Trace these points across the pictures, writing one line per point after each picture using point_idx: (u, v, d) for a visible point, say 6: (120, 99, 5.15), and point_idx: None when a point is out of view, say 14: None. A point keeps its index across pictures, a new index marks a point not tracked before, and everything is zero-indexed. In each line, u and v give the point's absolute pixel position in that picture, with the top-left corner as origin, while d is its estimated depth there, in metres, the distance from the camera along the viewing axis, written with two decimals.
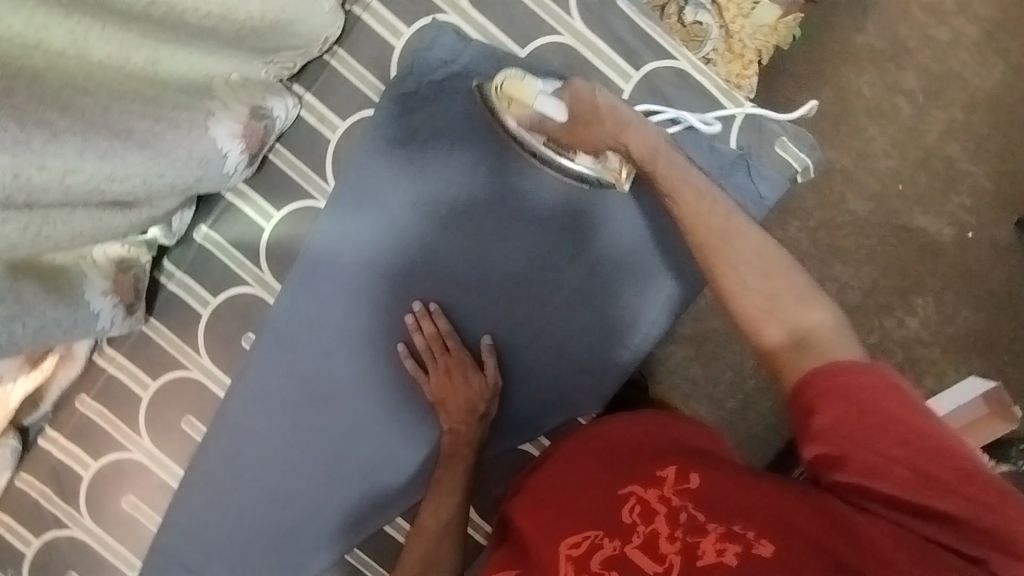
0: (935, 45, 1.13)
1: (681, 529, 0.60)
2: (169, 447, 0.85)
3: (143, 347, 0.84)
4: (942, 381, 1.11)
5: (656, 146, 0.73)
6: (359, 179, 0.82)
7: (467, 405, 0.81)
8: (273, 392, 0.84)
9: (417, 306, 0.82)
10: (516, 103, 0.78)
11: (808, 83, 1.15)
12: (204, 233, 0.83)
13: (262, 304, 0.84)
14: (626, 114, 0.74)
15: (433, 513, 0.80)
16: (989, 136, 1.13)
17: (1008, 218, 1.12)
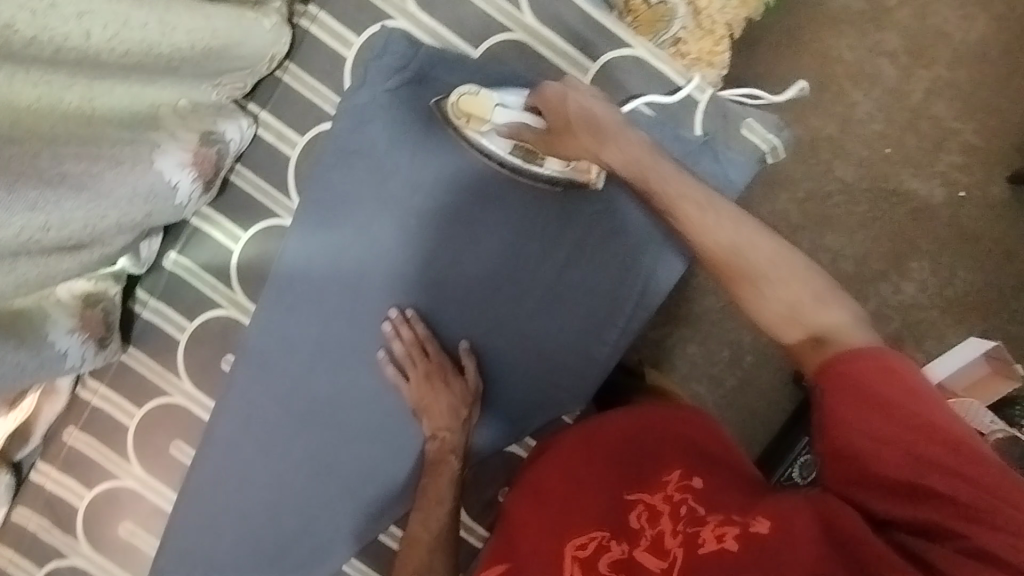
0: (914, 2, 1.11)
1: (682, 524, 0.64)
2: (159, 473, 0.86)
3: (125, 376, 0.84)
4: (942, 343, 1.10)
5: (644, 159, 0.68)
6: (323, 195, 0.81)
7: (450, 410, 0.80)
8: (255, 413, 0.84)
9: (394, 313, 0.82)
10: (474, 117, 0.77)
11: (784, 54, 1.13)
12: (173, 259, 0.83)
13: (238, 324, 0.84)
14: (607, 128, 0.69)
15: (424, 522, 0.79)
16: (976, 90, 1.10)
17: (1001, 173, 1.10)
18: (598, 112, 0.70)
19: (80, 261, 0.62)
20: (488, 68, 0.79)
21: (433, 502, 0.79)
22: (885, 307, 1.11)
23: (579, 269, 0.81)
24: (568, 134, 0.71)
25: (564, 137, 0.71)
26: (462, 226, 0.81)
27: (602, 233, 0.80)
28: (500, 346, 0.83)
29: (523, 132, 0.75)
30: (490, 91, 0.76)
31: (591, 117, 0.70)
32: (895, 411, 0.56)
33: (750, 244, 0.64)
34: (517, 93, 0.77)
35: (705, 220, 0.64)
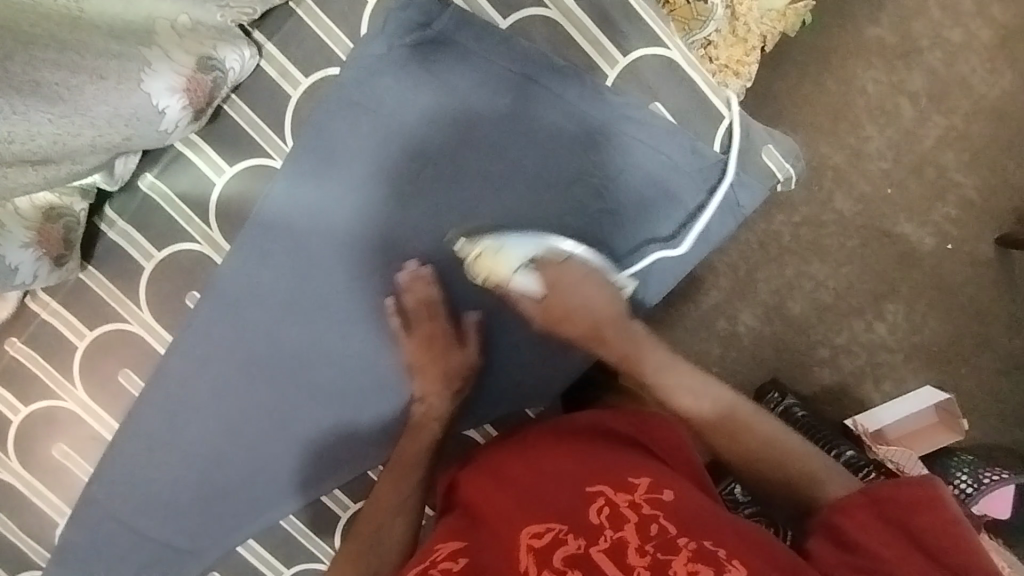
0: (947, 45, 1.10)
1: (652, 543, 0.53)
2: (104, 399, 0.82)
3: (79, 295, 0.80)
4: (899, 388, 1.12)
5: (646, 353, 0.73)
6: (319, 142, 0.77)
7: (444, 378, 0.77)
8: (215, 355, 0.81)
9: (412, 265, 0.77)
10: (493, 277, 0.74)
11: (811, 75, 1.11)
12: (149, 182, 0.78)
13: (209, 261, 0.80)
14: (610, 299, 0.73)
15: (393, 483, 0.75)
16: (986, 146, 1.10)
17: (990, 233, 1.10)
18: (593, 296, 0.73)
19: (47, 176, 0.58)
20: (513, 43, 0.75)
21: (405, 467, 0.76)
22: (854, 343, 1.12)
23: None
24: (568, 307, 0.72)
25: (562, 308, 0.73)
26: (458, 203, 0.77)
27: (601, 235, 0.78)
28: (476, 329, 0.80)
29: (528, 302, 0.74)
30: (507, 253, 0.73)
31: (590, 307, 0.72)
32: (896, 514, 0.55)
33: (762, 435, 0.68)
34: (533, 243, 0.74)
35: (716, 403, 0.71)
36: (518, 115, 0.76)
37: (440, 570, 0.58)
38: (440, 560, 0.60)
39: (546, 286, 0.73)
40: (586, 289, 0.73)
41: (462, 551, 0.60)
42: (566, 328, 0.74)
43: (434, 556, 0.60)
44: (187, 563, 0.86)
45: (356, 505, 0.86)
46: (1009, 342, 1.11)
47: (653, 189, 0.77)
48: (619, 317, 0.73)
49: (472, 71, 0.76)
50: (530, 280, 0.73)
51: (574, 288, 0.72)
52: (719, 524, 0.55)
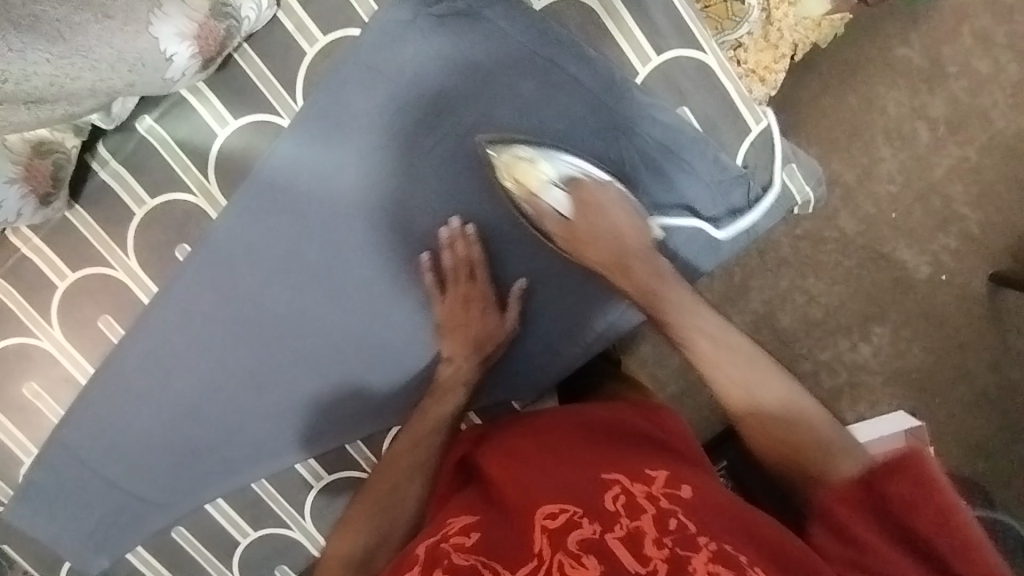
0: (973, 76, 1.16)
1: (670, 536, 0.50)
2: (82, 344, 0.79)
3: (64, 233, 0.76)
4: (874, 410, 1.16)
5: (662, 288, 0.67)
6: (331, 106, 0.74)
7: (475, 341, 0.76)
8: (201, 312, 0.79)
9: (455, 222, 0.75)
10: (523, 184, 0.71)
11: (835, 86, 1.17)
12: (147, 125, 0.74)
13: (203, 216, 0.77)
14: (629, 223, 0.69)
15: (413, 441, 0.73)
16: (994, 182, 1.16)
17: (985, 269, 1.15)
18: (617, 219, 0.69)
19: (37, 114, 0.56)
20: (546, 27, 0.72)
21: (431, 427, 0.74)
22: (837, 362, 1.16)
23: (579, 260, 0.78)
24: (592, 227, 0.69)
25: (584, 230, 0.69)
26: (470, 184, 0.75)
27: None
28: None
29: (551, 219, 0.71)
30: (546, 163, 0.71)
31: (616, 235, 0.69)
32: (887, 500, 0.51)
33: (795, 407, 0.60)
34: (571, 162, 0.71)
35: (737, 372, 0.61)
36: (541, 103, 0.74)
37: (453, 543, 0.56)
38: (453, 535, 0.58)
39: (578, 204, 0.70)
40: (613, 219, 0.69)
41: (475, 526, 0.58)
42: (587, 253, 0.69)
43: (448, 529, 0.59)
44: (153, 513, 0.85)
45: (330, 475, 0.86)
46: (988, 377, 1.15)
47: (658, 184, 0.75)
48: (646, 252, 0.69)
49: (500, 51, 0.72)
50: (563, 194, 0.70)
51: (603, 212, 0.69)
52: (743, 525, 0.53)
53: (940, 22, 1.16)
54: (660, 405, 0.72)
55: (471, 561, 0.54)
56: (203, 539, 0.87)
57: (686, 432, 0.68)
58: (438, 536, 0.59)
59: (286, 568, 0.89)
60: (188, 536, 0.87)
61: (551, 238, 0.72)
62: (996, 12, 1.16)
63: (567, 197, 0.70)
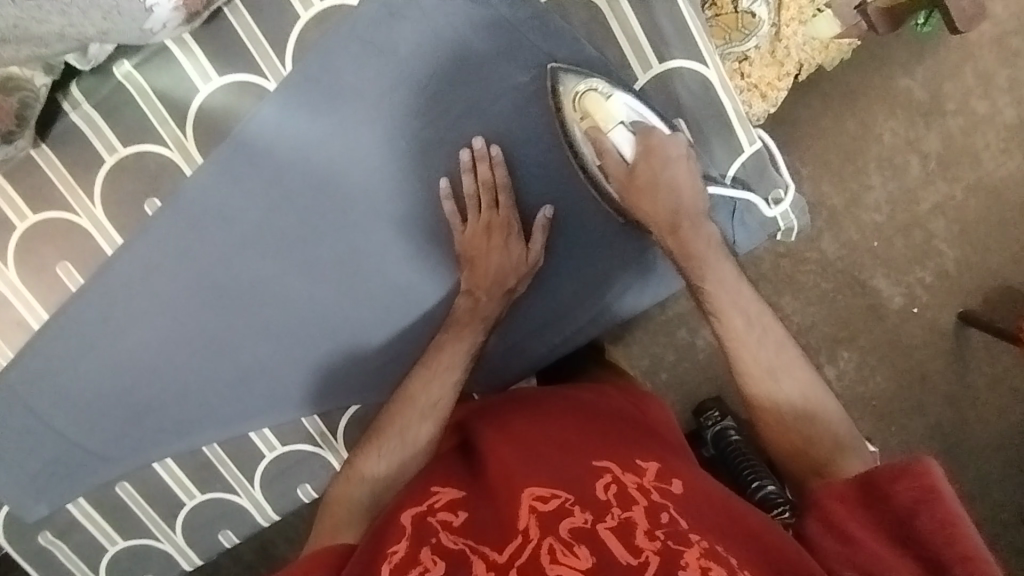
0: (969, 115, 1.17)
1: (662, 529, 0.54)
2: (37, 288, 0.76)
3: (28, 171, 0.73)
4: None
5: (704, 253, 0.69)
6: (322, 72, 0.71)
7: (498, 274, 0.73)
8: (166, 269, 0.77)
9: (478, 142, 0.72)
10: (593, 119, 0.70)
11: (834, 109, 1.17)
12: (126, 71, 0.70)
13: (177, 171, 0.74)
14: (685, 181, 0.70)
15: (426, 384, 0.72)
16: (975, 222, 1.18)
17: (955, 306, 1.17)
18: (678, 176, 0.70)
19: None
20: (550, 21, 0.70)
21: (444, 367, 0.73)
22: None
23: (554, 259, 0.77)
24: (652, 181, 0.70)
25: (642, 180, 0.70)
26: (455, 170, 0.74)
27: (587, 244, 0.77)
28: (440, 298, 0.78)
29: (612, 159, 0.71)
30: (616, 102, 0.70)
31: (672, 191, 0.70)
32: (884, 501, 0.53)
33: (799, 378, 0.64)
34: (637, 109, 0.71)
35: (743, 333, 0.65)
36: (538, 96, 0.72)
37: (439, 519, 0.59)
38: (439, 510, 0.61)
39: (642, 150, 0.71)
40: (680, 176, 0.70)
41: (462, 505, 0.61)
42: (641, 202, 0.71)
43: (433, 501, 0.62)
44: (98, 467, 0.83)
45: (283, 447, 0.85)
46: (942, 410, 1.18)
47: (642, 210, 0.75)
48: (699, 213, 0.70)
49: (503, 39, 0.71)
50: (629, 138, 0.71)
51: (669, 165, 0.70)
52: (724, 519, 0.58)
53: (944, 58, 1.17)
54: (642, 393, 0.80)
55: (458, 543, 0.56)
56: (147, 497, 0.85)
57: (657, 422, 0.74)
58: (424, 507, 0.62)
59: (229, 533, 0.88)
60: (132, 492, 0.85)
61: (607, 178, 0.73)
62: (999, 54, 1.17)
63: (632, 141, 0.71)
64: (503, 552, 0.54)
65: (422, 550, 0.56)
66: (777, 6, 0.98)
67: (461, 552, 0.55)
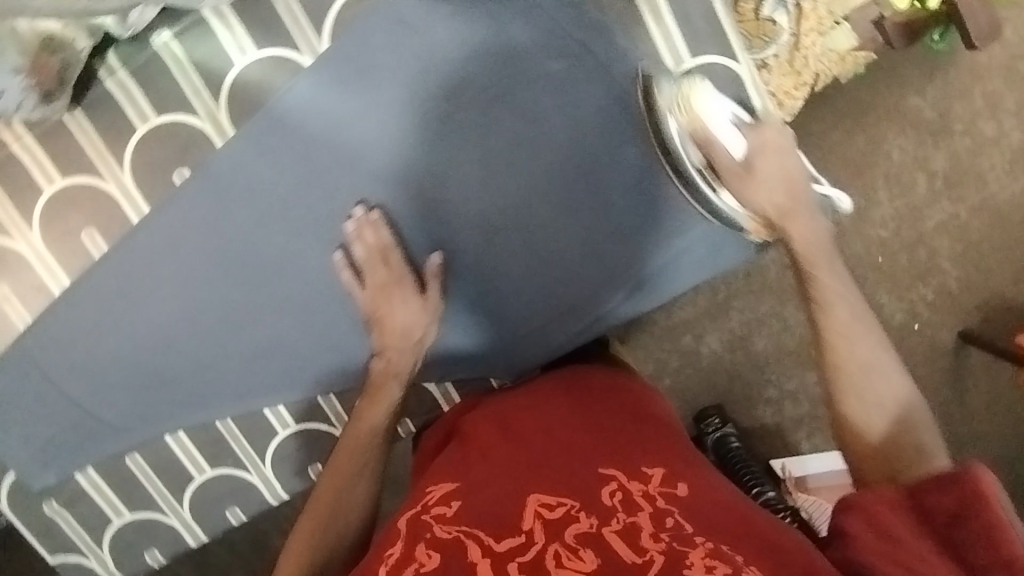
0: (976, 137, 1.19)
1: (666, 533, 0.57)
2: (61, 253, 0.77)
3: (60, 136, 0.73)
4: (826, 443, 1.22)
5: (818, 249, 0.72)
6: (357, 51, 0.72)
7: (403, 327, 0.77)
8: (190, 240, 0.77)
9: (359, 210, 0.75)
10: (697, 117, 0.72)
11: (846, 124, 1.19)
12: (165, 41, 0.71)
13: (207, 142, 0.74)
14: (798, 176, 0.73)
15: (348, 449, 0.75)
16: (978, 243, 1.19)
17: (956, 325, 1.19)
18: (787, 168, 0.72)
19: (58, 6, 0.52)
20: (588, 12, 0.71)
21: (366, 428, 0.76)
22: (800, 392, 1.22)
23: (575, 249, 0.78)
24: (763, 175, 0.72)
25: (755, 177, 0.72)
26: (347, 240, 0.77)
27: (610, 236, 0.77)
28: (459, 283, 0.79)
29: (721, 156, 0.72)
30: (719, 104, 0.72)
31: (785, 181, 0.72)
32: (929, 508, 0.57)
33: (892, 386, 0.68)
34: (739, 111, 0.73)
35: (846, 325, 0.70)
36: (569, 87, 0.73)
37: (434, 515, 0.63)
38: (433, 505, 0.64)
39: (752, 145, 0.72)
40: (791, 170, 0.72)
41: (456, 500, 0.64)
42: (753, 194, 0.72)
43: (428, 500, 0.66)
44: (108, 437, 0.83)
45: (296, 425, 0.85)
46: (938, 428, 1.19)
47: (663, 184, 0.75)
48: (811, 205, 0.73)
49: (539, 28, 0.72)
50: (737, 136, 0.72)
51: (784, 155, 0.72)
52: (731, 520, 0.61)
53: (953, 79, 1.19)
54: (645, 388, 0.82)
55: (452, 532, 0.60)
56: (156, 469, 0.85)
57: (655, 420, 0.75)
58: (418, 508, 0.65)
59: (237, 511, 0.88)
60: (142, 464, 0.85)
61: (714, 174, 0.73)
62: (1008, 79, 1.19)
63: (741, 138, 0.72)
64: (501, 542, 0.57)
65: (417, 547, 0.59)
66: (797, 17, 1.01)
67: (455, 539, 0.59)
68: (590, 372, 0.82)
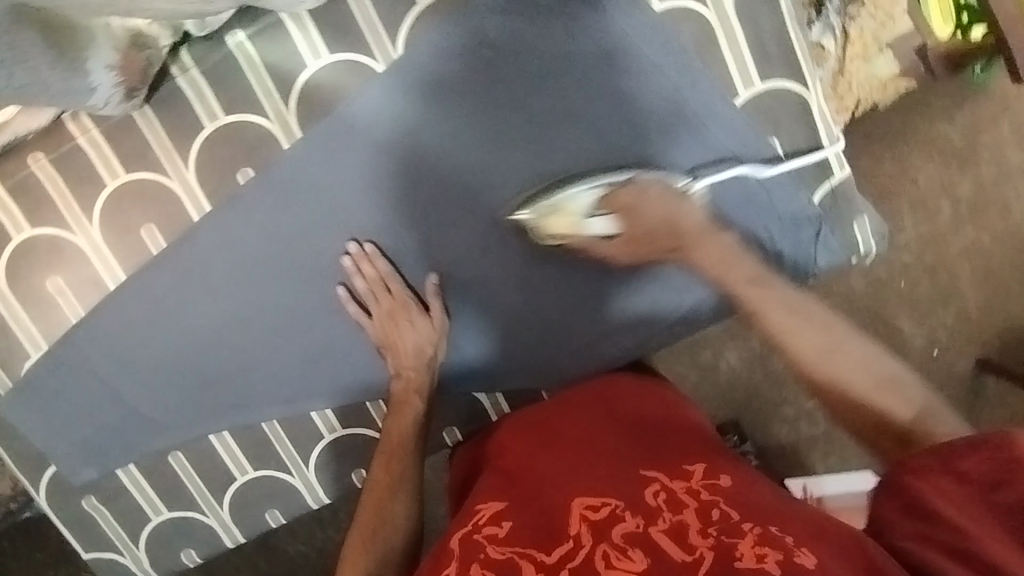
0: (1002, 166, 1.20)
1: (714, 527, 0.56)
2: (119, 248, 0.76)
3: (127, 131, 0.73)
4: (843, 463, 1.23)
5: (723, 259, 0.70)
6: (431, 61, 0.72)
7: (416, 348, 0.80)
8: (249, 239, 0.76)
9: (353, 247, 0.77)
10: (567, 233, 0.73)
11: (872, 149, 1.19)
12: (238, 40, 0.71)
13: (274, 144, 0.74)
14: (672, 206, 0.70)
15: (386, 465, 0.78)
16: (999, 271, 1.20)
17: (972, 352, 1.20)
18: (664, 207, 0.70)
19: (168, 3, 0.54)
20: (664, 31, 0.71)
21: (398, 443, 0.79)
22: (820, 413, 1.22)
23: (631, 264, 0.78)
24: (644, 233, 0.70)
25: (639, 238, 0.70)
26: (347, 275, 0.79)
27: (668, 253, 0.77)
28: (509, 293, 0.79)
29: (607, 243, 0.72)
30: (571, 204, 0.72)
31: (666, 230, 0.70)
32: (968, 473, 0.53)
33: (851, 355, 0.68)
34: (593, 185, 0.72)
35: (790, 322, 0.69)
36: (641, 104, 0.73)
37: (485, 534, 0.62)
38: (484, 524, 0.63)
39: (617, 217, 0.70)
40: (660, 206, 0.70)
41: (504, 515, 0.64)
42: (648, 254, 0.71)
43: (477, 518, 0.64)
44: (153, 435, 0.82)
45: (343, 429, 0.84)
46: None
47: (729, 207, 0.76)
48: (706, 228, 0.70)
49: (611, 45, 0.72)
50: (601, 221, 0.71)
51: (644, 199, 0.70)
52: (778, 509, 0.60)
53: (982, 108, 1.20)
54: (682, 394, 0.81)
55: (506, 553, 0.59)
56: (198, 468, 0.84)
57: (689, 418, 0.75)
58: (469, 526, 0.64)
59: (277, 513, 0.88)
60: (184, 463, 0.84)
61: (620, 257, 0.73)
62: None
63: (607, 219, 0.71)
64: (551, 553, 0.58)
65: (472, 567, 0.59)
66: (843, 42, 1.02)
67: (509, 558, 0.59)
68: (618, 371, 0.81)
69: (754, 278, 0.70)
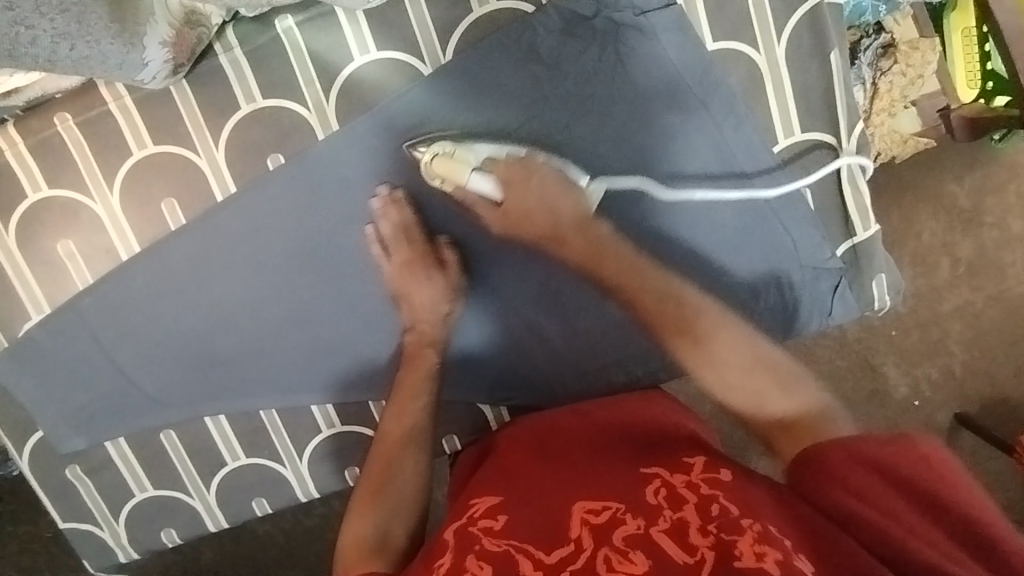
0: (1004, 232, 1.19)
1: (714, 524, 0.53)
2: (137, 219, 0.75)
3: (160, 103, 0.72)
4: None
5: (599, 246, 0.68)
6: (479, 69, 0.71)
7: (432, 303, 0.76)
8: (269, 223, 0.75)
9: (382, 190, 0.74)
10: (449, 180, 0.70)
11: (881, 203, 1.19)
12: (287, 26, 0.71)
13: (309, 133, 0.73)
14: (558, 185, 0.68)
15: (399, 415, 0.73)
16: (989, 332, 1.19)
17: (953, 407, 1.18)
18: (557, 191, 0.68)
19: None
20: (712, 70, 0.72)
21: (409, 395, 0.74)
22: None
23: None
24: (524, 196, 0.68)
25: (521, 206, 0.68)
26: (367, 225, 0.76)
27: None
28: (522, 305, 0.79)
29: (484, 205, 0.70)
30: (466, 151, 0.70)
31: (547, 206, 0.68)
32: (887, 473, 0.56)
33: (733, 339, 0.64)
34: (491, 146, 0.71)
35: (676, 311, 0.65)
36: (681, 137, 0.73)
37: (480, 526, 0.59)
38: (478, 517, 0.61)
39: (503, 182, 0.68)
40: (546, 181, 0.68)
41: (500, 511, 0.61)
42: (525, 226, 0.69)
43: (472, 512, 0.63)
44: (146, 411, 0.81)
45: (341, 426, 0.83)
46: None
47: (754, 249, 0.76)
48: (582, 215, 0.69)
49: (656, 75, 0.72)
50: (484, 177, 0.69)
51: (532, 176, 0.68)
52: (781, 511, 0.56)
53: (993, 174, 1.20)
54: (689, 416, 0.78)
55: (501, 546, 0.57)
56: (189, 448, 0.83)
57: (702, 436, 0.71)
58: (463, 519, 0.62)
59: (263, 502, 0.86)
60: (176, 443, 0.83)
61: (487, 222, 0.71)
62: None
63: (490, 177, 0.69)
64: (551, 553, 0.54)
65: (467, 558, 0.56)
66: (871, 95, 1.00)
67: (506, 551, 0.56)
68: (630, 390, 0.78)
69: (691, 312, 0.65)
